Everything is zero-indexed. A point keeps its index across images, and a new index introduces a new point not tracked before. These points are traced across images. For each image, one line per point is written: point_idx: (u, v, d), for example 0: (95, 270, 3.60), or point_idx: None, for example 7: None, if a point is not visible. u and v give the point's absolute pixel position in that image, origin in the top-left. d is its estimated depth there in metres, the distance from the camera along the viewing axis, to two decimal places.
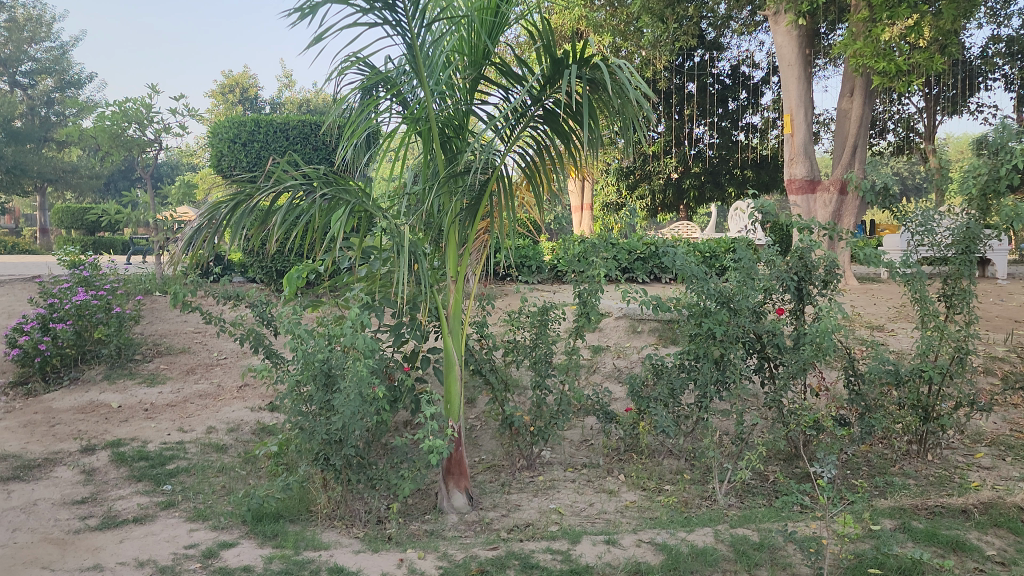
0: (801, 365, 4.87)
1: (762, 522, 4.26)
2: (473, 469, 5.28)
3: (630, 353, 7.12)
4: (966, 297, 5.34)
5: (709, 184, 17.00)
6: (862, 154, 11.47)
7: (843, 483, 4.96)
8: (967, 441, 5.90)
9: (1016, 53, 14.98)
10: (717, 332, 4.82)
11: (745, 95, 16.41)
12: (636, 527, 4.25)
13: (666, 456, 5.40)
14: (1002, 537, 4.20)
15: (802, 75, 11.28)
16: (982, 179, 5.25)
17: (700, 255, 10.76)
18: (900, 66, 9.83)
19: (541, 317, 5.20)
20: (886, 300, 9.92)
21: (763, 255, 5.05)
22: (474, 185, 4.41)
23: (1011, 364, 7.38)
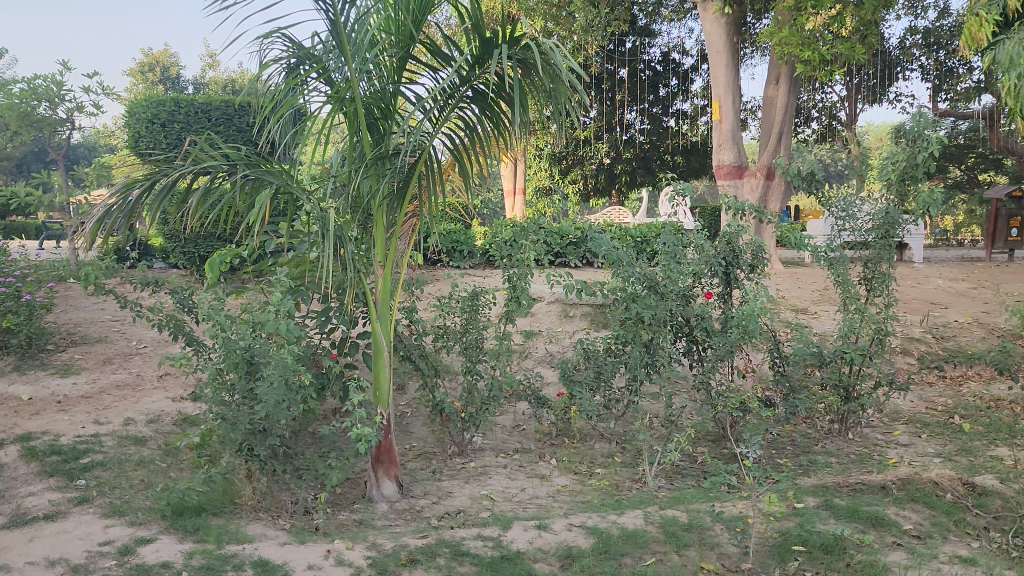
0: (729, 347, 4.95)
1: (690, 503, 4.32)
2: (404, 456, 5.19)
3: (563, 338, 7.13)
4: (886, 280, 5.51)
5: (640, 170, 17.23)
6: (788, 140, 11.70)
7: (768, 462, 5.05)
8: (886, 420, 6.09)
9: (932, 45, 15.47)
10: (645, 316, 4.84)
11: (676, 81, 16.57)
12: (568, 511, 4.25)
13: (597, 440, 5.43)
14: (918, 511, 4.34)
15: (730, 64, 11.42)
16: (900, 166, 5.33)
17: (631, 239, 10.86)
18: (823, 56, 10.12)
19: (471, 302, 5.14)
20: (810, 283, 10.25)
21: (692, 240, 5.12)
22: (403, 166, 4.34)
23: (926, 345, 7.67)
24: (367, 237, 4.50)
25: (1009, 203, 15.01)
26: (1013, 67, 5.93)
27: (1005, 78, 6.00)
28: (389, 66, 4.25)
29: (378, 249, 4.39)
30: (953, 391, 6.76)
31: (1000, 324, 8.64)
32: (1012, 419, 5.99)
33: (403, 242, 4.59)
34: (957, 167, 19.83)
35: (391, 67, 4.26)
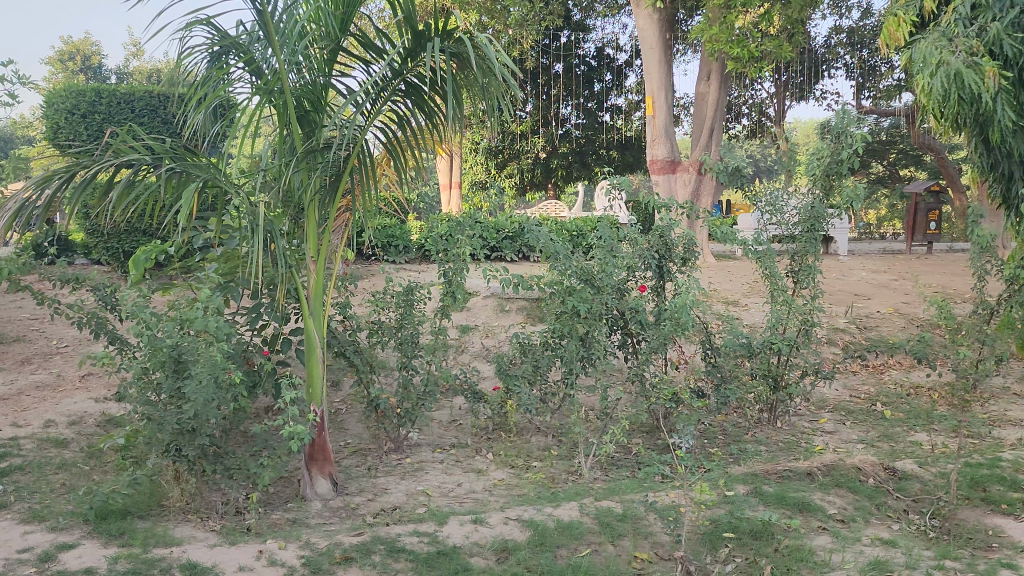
0: (662, 340, 5.03)
1: (625, 494, 4.38)
2: (338, 453, 5.12)
3: (499, 332, 7.14)
4: (811, 273, 5.69)
5: (577, 164, 17.18)
6: (718, 136, 11.93)
7: (700, 452, 5.15)
8: (813, 408, 6.27)
9: (856, 44, 15.96)
10: (581, 310, 4.88)
11: (609, 76, 16.78)
12: (504, 505, 4.26)
13: (534, 434, 5.46)
14: (843, 496, 4.49)
15: (663, 59, 11.56)
16: (825, 161, 5.47)
17: (566, 233, 10.92)
18: (752, 53, 10.35)
19: (406, 297, 5.10)
20: (740, 276, 10.48)
21: (626, 234, 5.17)
22: (335, 160, 4.28)
23: (851, 335, 7.93)
24: (299, 231, 4.43)
25: (928, 198, 15.60)
26: (927, 66, 6.13)
27: (920, 76, 6.20)
28: (320, 59, 4.19)
29: (310, 244, 4.32)
30: (875, 378, 7.01)
31: (919, 314, 9.00)
32: (930, 405, 6.24)
33: (336, 237, 4.53)
34: (879, 163, 20.54)
35: (322, 59, 4.21)
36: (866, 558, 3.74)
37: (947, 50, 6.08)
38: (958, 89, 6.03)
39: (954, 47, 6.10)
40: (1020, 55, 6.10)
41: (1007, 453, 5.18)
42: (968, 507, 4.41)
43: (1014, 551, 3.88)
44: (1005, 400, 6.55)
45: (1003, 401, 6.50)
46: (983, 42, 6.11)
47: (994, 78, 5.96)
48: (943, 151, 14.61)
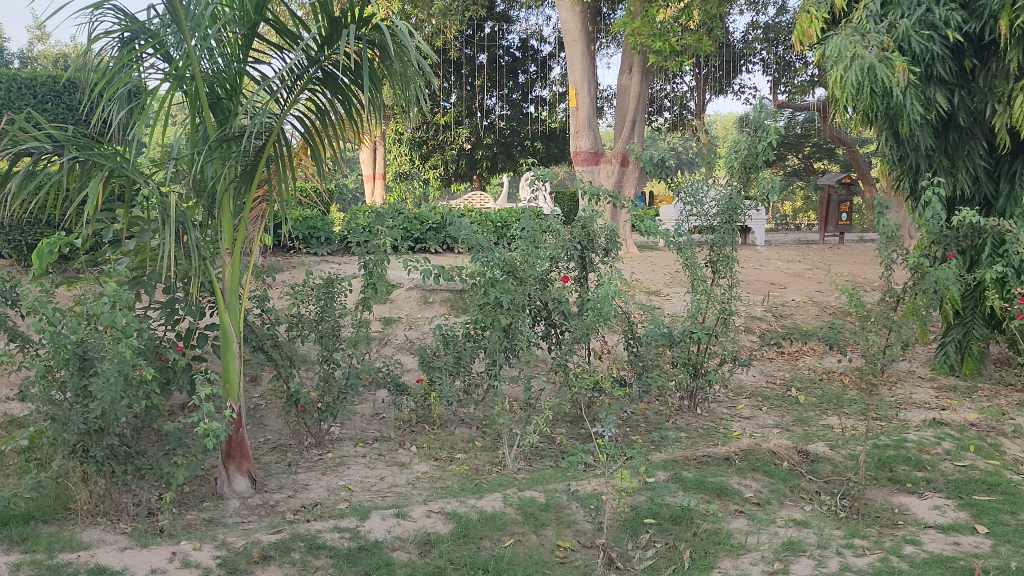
0: (585, 329, 5.08)
1: (548, 483, 4.41)
2: (257, 450, 5.00)
3: (423, 324, 7.10)
4: (730, 263, 5.81)
5: (501, 156, 17.17)
6: (641, 128, 12.10)
7: (622, 440, 5.21)
8: (731, 394, 6.42)
9: (772, 39, 16.42)
10: (503, 301, 4.88)
11: (533, 68, 16.82)
12: (427, 498, 4.24)
13: (458, 426, 5.44)
14: (759, 479, 4.62)
15: (586, 51, 11.64)
16: (742, 154, 5.60)
17: (491, 225, 10.91)
18: (673, 46, 10.47)
19: (326, 289, 5.01)
20: (662, 266, 10.66)
21: (548, 225, 5.18)
22: (250, 149, 4.16)
23: (767, 323, 8.16)
24: (213, 223, 4.29)
25: (840, 190, 16.17)
26: (842, 60, 6.35)
27: (834, 70, 6.41)
28: (233, 45, 4.08)
29: (225, 236, 4.19)
30: (790, 365, 7.24)
31: (831, 302, 9.32)
32: (841, 390, 6.48)
33: (252, 229, 4.41)
34: (794, 155, 21.21)
35: (235, 45, 4.08)
36: (780, 539, 3.86)
37: (861, 44, 6.31)
38: (871, 82, 6.26)
39: (867, 42, 6.32)
40: (927, 52, 6.32)
41: (911, 434, 5.42)
42: (876, 486, 4.60)
43: (917, 528, 4.06)
44: (910, 383, 6.85)
45: (907, 385, 6.80)
46: (893, 38, 6.31)
47: (904, 73, 6.20)
48: (854, 145, 15.15)
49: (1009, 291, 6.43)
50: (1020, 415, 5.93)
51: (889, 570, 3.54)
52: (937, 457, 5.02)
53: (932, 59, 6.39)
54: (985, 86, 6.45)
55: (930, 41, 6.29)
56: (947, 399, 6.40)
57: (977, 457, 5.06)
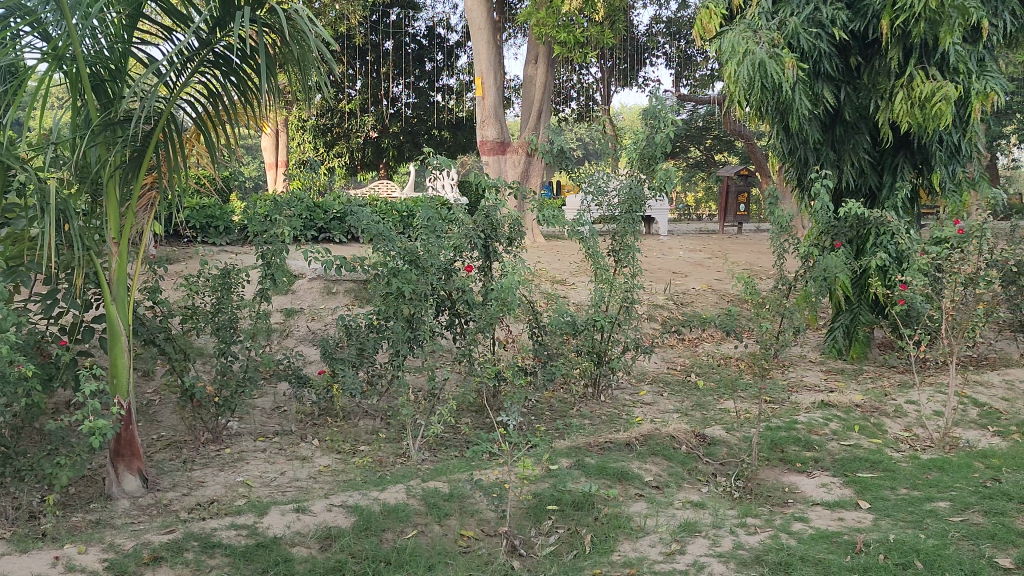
0: (489, 319, 5.10)
1: (452, 473, 4.41)
2: (150, 447, 4.81)
3: (325, 315, 6.98)
4: (631, 253, 5.92)
5: (408, 144, 16.98)
6: (547, 118, 12.14)
7: (527, 428, 5.25)
8: (634, 380, 6.56)
9: (675, 33, 16.81)
10: (406, 291, 4.83)
11: (440, 56, 16.71)
12: (329, 491, 4.17)
13: (361, 417, 5.37)
14: (658, 463, 4.73)
15: (491, 40, 11.62)
16: (641, 145, 5.71)
17: (397, 214, 10.79)
18: (578, 38, 10.67)
19: (222, 280, 4.85)
20: (568, 256, 10.76)
21: (451, 215, 5.16)
22: (137, 134, 3.99)
23: (668, 311, 8.38)
24: (98, 211, 4.10)
25: (738, 181, 16.71)
26: (735, 55, 6.53)
27: (729, 65, 6.59)
28: (117, 24, 3.89)
29: (111, 224, 4.00)
30: (689, 352, 7.45)
31: (729, 291, 9.63)
32: (737, 375, 6.71)
33: (142, 217, 4.24)
34: (696, 147, 21.84)
35: (119, 25, 3.90)
36: (677, 521, 3.97)
37: (753, 40, 6.49)
38: (762, 77, 6.47)
39: (758, 38, 6.51)
40: (815, 49, 6.57)
41: (801, 416, 5.66)
42: (768, 467, 4.78)
43: (806, 505, 4.25)
44: (802, 367, 7.16)
45: (799, 369, 7.10)
46: (783, 35, 6.53)
47: (793, 70, 6.40)
48: (752, 138, 15.67)
49: (890, 279, 6.80)
50: (901, 395, 6.28)
51: (778, 546, 3.69)
52: (825, 438, 5.26)
53: (821, 56, 6.66)
54: (868, 83, 6.75)
55: (817, 39, 6.54)
56: (835, 381, 6.72)
57: (861, 437, 5.33)
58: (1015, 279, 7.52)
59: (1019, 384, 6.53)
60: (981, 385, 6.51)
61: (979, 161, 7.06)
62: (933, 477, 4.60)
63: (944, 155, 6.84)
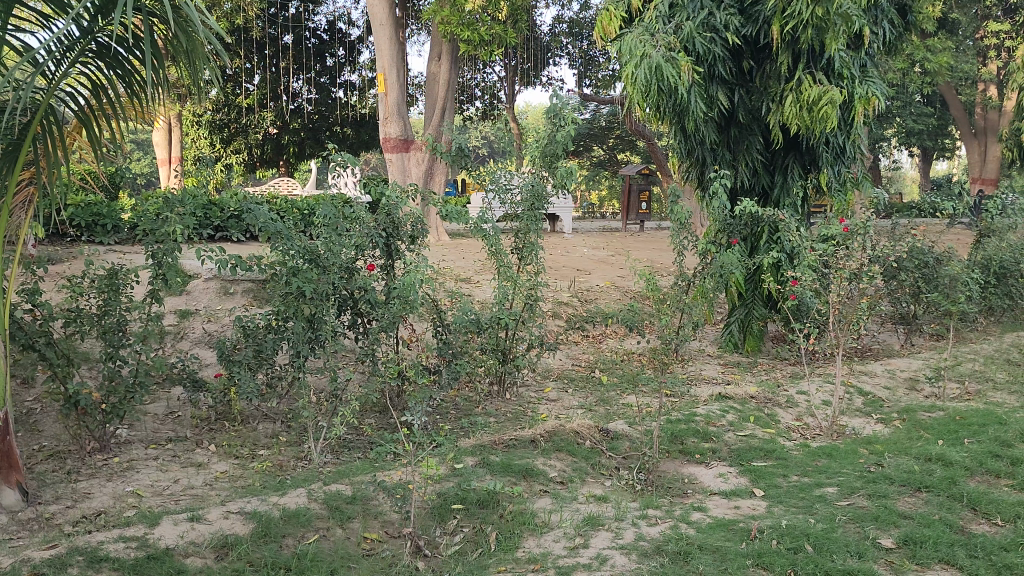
0: (391, 318, 5.04)
1: (355, 475, 4.34)
2: (30, 458, 4.54)
3: (222, 316, 6.76)
4: (534, 250, 5.95)
5: (309, 141, 16.58)
6: (450, 116, 12.10)
7: (432, 427, 5.21)
8: (539, 377, 6.61)
9: (577, 34, 17.05)
10: (305, 291, 4.70)
11: (341, 52, 16.42)
12: (226, 498, 4.04)
13: (260, 421, 5.22)
14: (563, 459, 4.77)
15: (393, 36, 11.47)
16: (544, 142, 5.77)
17: (298, 212, 10.52)
18: (482, 36, 10.64)
19: (110, 281, 4.61)
20: (473, 254, 10.76)
21: (352, 213, 5.06)
22: (12, 127, 3.76)
23: (572, 308, 8.49)
24: None
25: (639, 180, 17.07)
26: (633, 57, 6.65)
27: (627, 66, 6.70)
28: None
29: None
30: (593, 348, 7.55)
31: (631, 287, 9.83)
32: (639, 370, 6.85)
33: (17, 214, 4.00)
34: (600, 146, 22.25)
35: None
36: (580, 515, 4.01)
37: (650, 43, 6.64)
38: (658, 81, 6.62)
39: (655, 41, 6.66)
40: (709, 53, 6.77)
41: (700, 408, 5.83)
42: (668, 459, 4.89)
43: (704, 495, 4.37)
44: (700, 361, 7.38)
45: (698, 363, 7.30)
46: (679, 39, 6.69)
47: (689, 73, 6.59)
48: (653, 138, 16.03)
49: (782, 275, 7.08)
50: (792, 386, 6.55)
51: (678, 536, 3.78)
52: (722, 429, 5.42)
53: (715, 59, 6.86)
54: (760, 86, 7.01)
55: (711, 43, 6.74)
56: (732, 374, 6.95)
57: (756, 427, 5.52)
58: (895, 274, 7.93)
59: (899, 373, 6.91)
60: (866, 374, 6.85)
61: (863, 161, 7.43)
62: (822, 464, 4.81)
63: (831, 155, 7.15)
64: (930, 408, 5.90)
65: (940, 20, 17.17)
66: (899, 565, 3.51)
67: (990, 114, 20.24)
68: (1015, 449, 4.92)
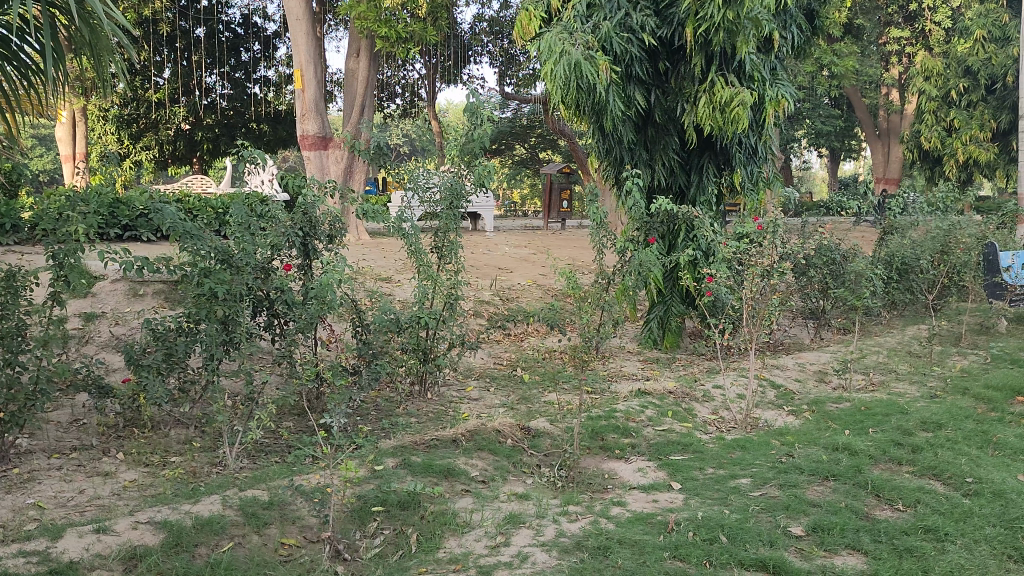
0: (309, 319, 4.95)
1: (271, 480, 4.24)
2: None
3: (130, 319, 6.52)
4: (454, 249, 5.94)
5: (224, 137, 16.18)
6: (369, 113, 11.96)
7: (351, 428, 5.14)
8: (460, 376, 6.61)
9: (497, 32, 17.08)
10: (219, 292, 4.55)
11: (257, 46, 16.05)
12: (135, 508, 3.89)
13: (172, 427, 5.06)
14: (484, 458, 4.78)
15: (310, 31, 11.25)
16: (462, 140, 5.69)
17: (212, 211, 10.25)
18: (400, 33, 10.55)
19: (7, 284, 4.39)
20: (394, 253, 10.68)
21: (266, 212, 4.96)
22: None
23: (494, 306, 8.52)
24: None
25: (560, 178, 17.24)
26: (552, 55, 6.65)
27: (546, 64, 6.70)
28: None
29: None
30: (515, 346, 7.60)
31: (552, 285, 9.92)
32: (560, 367, 6.92)
33: None
34: (521, 144, 22.42)
35: None
36: (502, 514, 4.03)
37: (569, 41, 6.62)
38: (577, 79, 6.64)
39: (574, 39, 6.66)
40: (626, 53, 6.89)
41: (620, 404, 5.92)
42: (589, 455, 4.95)
43: (623, 490, 4.44)
44: (621, 357, 7.50)
45: (618, 359, 7.41)
46: (597, 38, 6.76)
47: (606, 72, 6.67)
48: (573, 137, 16.20)
49: (699, 272, 7.24)
50: (708, 380, 6.72)
51: (598, 531, 3.83)
52: (641, 424, 5.51)
53: (632, 59, 6.97)
54: (676, 87, 7.18)
55: (628, 43, 6.86)
56: (651, 370, 7.08)
57: (673, 421, 5.64)
58: (805, 271, 8.22)
59: (809, 366, 7.17)
60: (778, 368, 7.07)
61: (773, 162, 7.66)
62: (737, 456, 4.94)
63: (744, 155, 7.35)
64: (838, 399, 6.14)
65: (846, 26, 17.85)
66: (808, 552, 3.63)
67: (892, 117, 21.18)
68: (915, 437, 5.16)
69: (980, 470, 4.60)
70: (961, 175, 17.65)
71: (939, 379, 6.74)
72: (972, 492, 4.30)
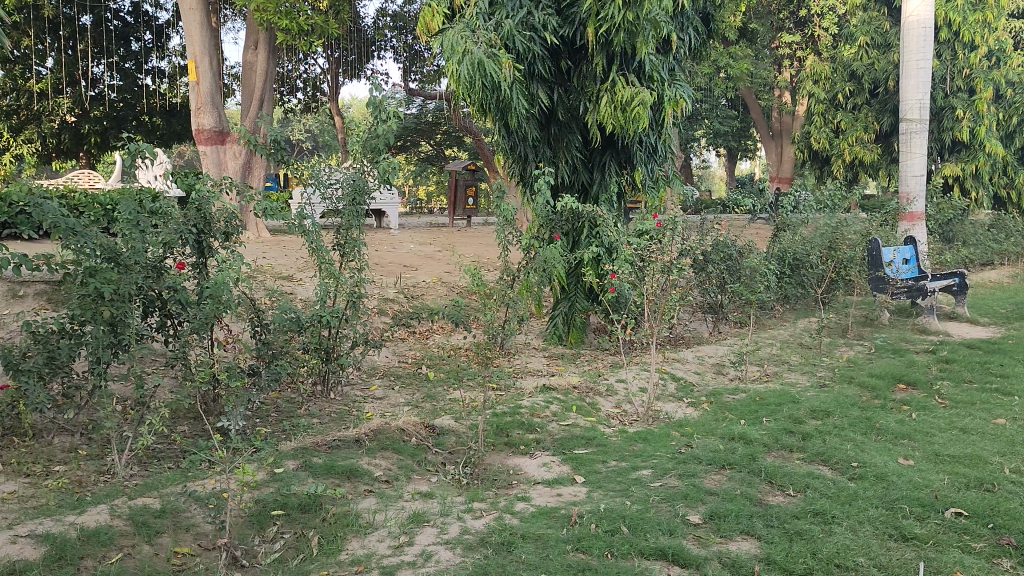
0: (203, 319, 4.76)
1: (164, 487, 4.08)
2: None
3: (9, 321, 6.15)
4: (356, 246, 5.84)
5: (113, 130, 15.36)
6: (269, 107, 11.65)
7: (250, 431, 5.00)
8: (364, 375, 6.51)
9: (401, 27, 16.93)
10: (105, 292, 4.32)
11: (149, 36, 15.39)
12: (13, 521, 3.67)
13: (55, 434, 4.79)
14: (388, 458, 4.73)
15: (205, 22, 10.86)
16: (364, 135, 5.59)
17: (100, 208, 9.75)
18: (301, 26, 10.30)
19: None
20: (296, 251, 10.46)
21: (157, 208, 4.75)
22: None
23: (399, 304, 8.45)
24: None
25: (464, 177, 17.45)
26: (454, 54, 6.59)
27: (449, 64, 6.63)
28: None
29: None
30: (420, 344, 7.55)
31: (458, 282, 9.90)
32: (465, 364, 6.92)
33: None
34: (427, 140, 22.32)
35: None
36: (406, 513, 3.99)
37: (471, 40, 6.58)
38: (480, 77, 6.61)
39: (476, 37, 6.62)
40: (529, 51, 6.92)
41: (524, 400, 5.95)
42: (494, 452, 4.96)
43: (528, 485, 4.46)
44: (527, 354, 7.55)
45: (524, 356, 7.45)
46: (499, 36, 6.74)
47: (509, 70, 6.65)
48: (479, 134, 16.18)
49: (602, 268, 7.37)
50: (612, 374, 6.84)
51: (502, 527, 3.83)
52: (545, 419, 5.56)
53: (534, 58, 7.00)
54: (578, 86, 7.29)
55: (531, 41, 6.89)
56: (556, 365, 7.16)
57: (577, 416, 5.70)
58: (704, 267, 8.45)
59: (707, 359, 7.38)
60: (678, 362, 7.25)
61: (672, 160, 7.86)
62: (638, 448, 5.04)
63: (645, 154, 7.56)
64: (734, 391, 6.35)
65: (740, 30, 18.53)
66: (705, 539, 3.74)
67: (784, 117, 22.02)
68: (805, 425, 5.39)
69: (865, 455, 4.84)
70: (848, 174, 18.41)
71: (828, 369, 7.05)
72: (857, 476, 4.52)
